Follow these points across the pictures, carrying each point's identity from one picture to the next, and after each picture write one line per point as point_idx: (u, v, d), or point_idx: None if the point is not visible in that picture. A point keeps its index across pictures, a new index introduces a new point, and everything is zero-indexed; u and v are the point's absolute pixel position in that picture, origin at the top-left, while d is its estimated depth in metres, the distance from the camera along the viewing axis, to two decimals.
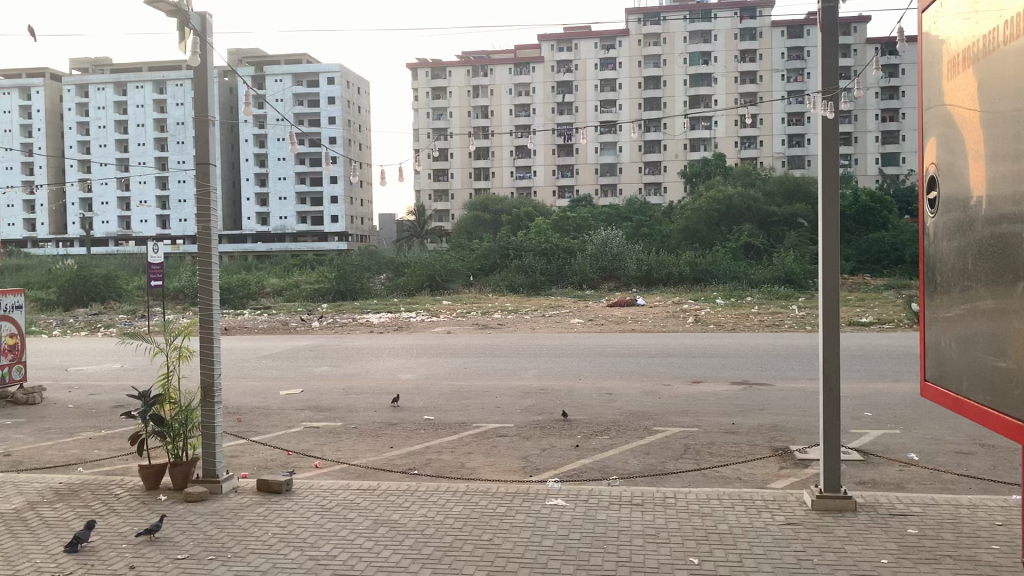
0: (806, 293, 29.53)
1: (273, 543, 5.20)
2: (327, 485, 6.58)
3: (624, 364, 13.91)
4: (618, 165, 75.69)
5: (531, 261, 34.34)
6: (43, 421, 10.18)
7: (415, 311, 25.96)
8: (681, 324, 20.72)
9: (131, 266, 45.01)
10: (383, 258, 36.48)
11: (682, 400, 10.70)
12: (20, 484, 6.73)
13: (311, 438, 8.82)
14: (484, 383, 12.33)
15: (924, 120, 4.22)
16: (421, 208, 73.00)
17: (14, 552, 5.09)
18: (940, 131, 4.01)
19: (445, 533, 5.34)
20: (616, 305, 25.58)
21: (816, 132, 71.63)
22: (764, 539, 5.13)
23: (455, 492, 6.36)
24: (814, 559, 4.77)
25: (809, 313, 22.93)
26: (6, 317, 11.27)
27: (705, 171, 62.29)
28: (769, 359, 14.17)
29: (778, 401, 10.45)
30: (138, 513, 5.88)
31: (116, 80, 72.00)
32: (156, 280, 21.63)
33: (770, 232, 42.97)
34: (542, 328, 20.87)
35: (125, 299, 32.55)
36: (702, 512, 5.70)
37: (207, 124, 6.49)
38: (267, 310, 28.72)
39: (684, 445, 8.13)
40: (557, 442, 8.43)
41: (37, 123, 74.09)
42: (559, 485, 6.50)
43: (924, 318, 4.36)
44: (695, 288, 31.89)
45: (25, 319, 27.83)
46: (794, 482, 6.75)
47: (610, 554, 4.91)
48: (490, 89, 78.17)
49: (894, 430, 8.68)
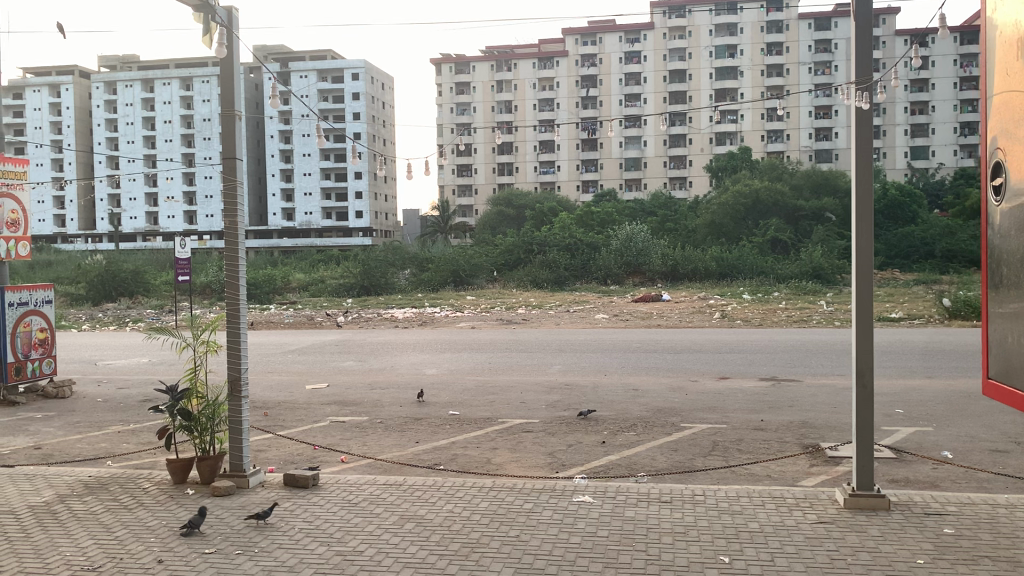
0: (834, 288, 29.21)
1: (299, 538, 5.19)
2: (354, 480, 6.57)
3: (650, 359, 13.82)
4: (643, 160, 75.35)
5: (555, 256, 34.24)
6: (72, 414, 10.29)
7: (439, 306, 26.06)
8: (708, 320, 20.63)
9: (159, 260, 45.65)
10: (406, 252, 36.61)
11: (709, 396, 10.59)
12: (50, 477, 6.78)
13: (337, 433, 8.83)
14: (509, 378, 12.30)
15: (991, 108, 4.20)
16: (444, 203, 72.93)
17: (45, 545, 5.11)
18: (1000, 122, 4.01)
19: (473, 529, 5.30)
20: (640, 301, 25.38)
21: (843, 125, 71.03)
22: (796, 537, 5.05)
23: (481, 488, 6.33)
24: (848, 560, 4.67)
25: (838, 308, 22.71)
26: (36, 312, 11.39)
27: (731, 164, 61.83)
28: (798, 355, 13.99)
29: (807, 398, 10.32)
30: (166, 507, 5.91)
31: (144, 77, 72.79)
32: (183, 276, 21.82)
33: (797, 226, 42.59)
34: (566, 323, 20.78)
35: (152, 293, 32.92)
36: (732, 510, 5.62)
37: (234, 119, 6.50)
38: (293, 305, 28.91)
39: (713, 442, 8.04)
40: (583, 439, 8.37)
41: (66, 120, 75.09)
42: (586, 482, 6.44)
43: (987, 313, 4.35)
44: (721, 284, 31.65)
45: (54, 313, 28.19)
46: (824, 480, 6.65)
47: (639, 551, 4.85)
48: (513, 84, 78.04)
49: (926, 428, 8.53)
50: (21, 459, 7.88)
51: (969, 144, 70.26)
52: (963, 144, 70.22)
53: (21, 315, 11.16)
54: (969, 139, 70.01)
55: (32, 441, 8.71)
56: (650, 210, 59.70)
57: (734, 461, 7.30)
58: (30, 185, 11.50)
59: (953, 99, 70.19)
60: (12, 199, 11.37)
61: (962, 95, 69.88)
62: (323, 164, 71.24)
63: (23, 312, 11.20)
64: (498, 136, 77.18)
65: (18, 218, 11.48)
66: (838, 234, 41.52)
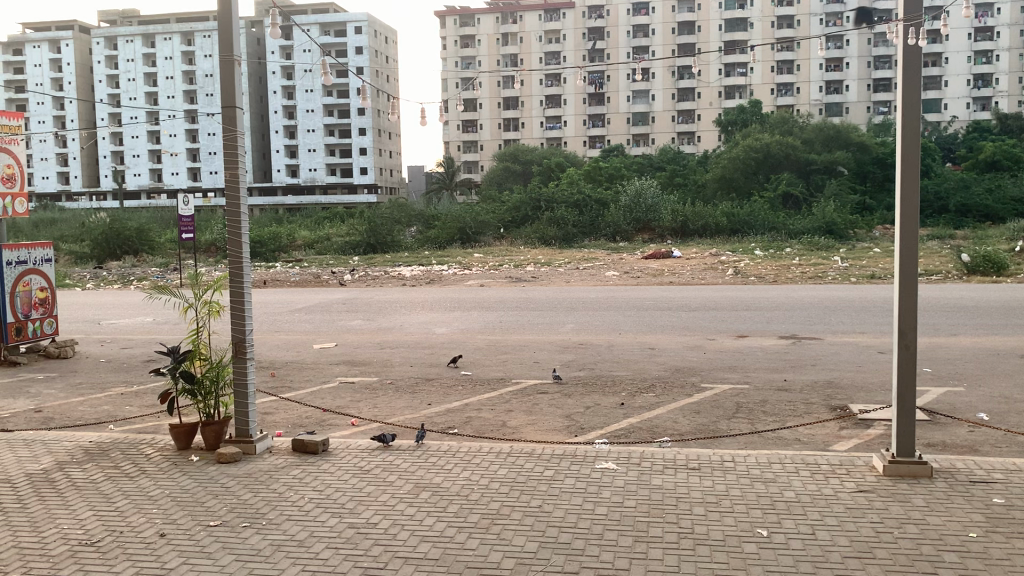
0: (849, 243, 28.86)
1: (310, 509, 4.91)
2: (366, 445, 6.27)
3: (667, 318, 13.41)
4: (651, 114, 74.32)
5: (564, 212, 33.69)
6: (74, 375, 10.06)
7: (447, 263, 25.69)
8: (721, 276, 20.22)
9: (164, 219, 45.39)
10: (412, 210, 36.19)
11: (728, 356, 10.25)
12: (50, 443, 6.51)
13: (345, 395, 8.58)
14: (521, 337, 12.00)
15: None
16: (450, 159, 72.14)
17: (42, 517, 4.84)
18: None
19: (490, 499, 5.01)
20: (650, 258, 24.89)
21: (855, 78, 70.53)
22: (836, 508, 4.75)
23: (499, 452, 6.04)
24: (897, 533, 4.37)
25: (854, 264, 22.18)
26: (35, 271, 11.05)
27: (741, 118, 60.83)
28: (819, 312, 13.62)
29: (830, 357, 10.00)
30: (170, 475, 5.64)
31: (144, 32, 71.71)
32: (187, 233, 21.39)
33: (809, 180, 42.23)
34: (577, 281, 20.33)
35: (157, 252, 32.38)
36: (766, 477, 5.32)
37: (233, 64, 6.10)
38: (300, 263, 28.54)
39: (736, 404, 7.75)
40: (600, 400, 8.09)
41: (67, 76, 74.32)
42: (607, 446, 6.16)
43: None
44: (733, 240, 31.16)
45: (56, 271, 27.85)
46: (857, 444, 6.36)
47: (671, 524, 4.56)
48: (519, 37, 76.41)
49: (958, 388, 8.23)
50: (21, 423, 7.62)
51: (982, 96, 69.08)
52: (976, 97, 69.01)
53: (20, 274, 10.84)
54: (983, 91, 68.89)
55: (32, 403, 8.45)
56: (659, 165, 59.12)
57: (761, 425, 6.98)
58: (25, 140, 11.05)
59: (967, 51, 68.88)
60: (7, 153, 10.94)
61: (976, 47, 68.67)
62: (326, 120, 70.69)
63: (22, 271, 10.87)
64: (503, 92, 75.83)
65: (14, 173, 11.07)
66: (849, 188, 41.23)
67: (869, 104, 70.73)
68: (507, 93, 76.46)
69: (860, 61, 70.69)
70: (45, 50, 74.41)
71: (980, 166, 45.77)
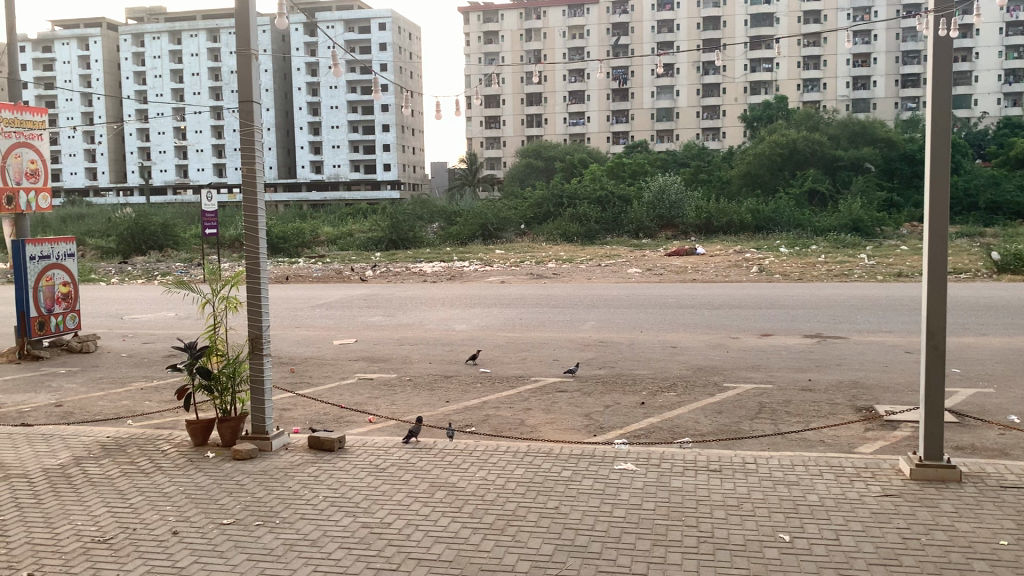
0: (875, 241, 28.46)
1: (324, 508, 4.86)
2: (383, 443, 6.21)
3: (689, 316, 13.26)
4: (675, 110, 73.85)
5: (586, 209, 33.50)
6: (96, 370, 10.10)
7: (468, 260, 25.70)
8: (746, 274, 19.98)
9: (188, 214, 45.71)
10: (434, 207, 36.14)
11: (751, 354, 10.09)
12: (68, 437, 6.51)
13: (364, 391, 8.56)
14: (542, 334, 11.90)
15: None
16: (473, 156, 72.19)
17: (56, 513, 4.82)
18: None
19: (507, 500, 4.93)
20: (673, 255, 24.65)
21: (882, 73, 69.65)
22: (862, 513, 4.62)
23: (516, 452, 5.95)
24: (923, 540, 4.23)
25: (880, 262, 21.81)
26: (59, 265, 11.12)
27: (766, 114, 60.34)
28: (845, 311, 13.39)
29: (855, 356, 9.84)
30: (185, 471, 5.62)
31: (171, 29, 72.29)
32: (210, 229, 21.49)
33: (836, 176, 41.86)
34: (599, 278, 20.20)
35: (182, 247, 32.62)
36: (788, 481, 5.19)
37: (250, 58, 6.05)
38: (322, 258, 28.70)
39: (759, 404, 7.62)
40: (621, 399, 7.97)
41: (95, 73, 75.17)
42: (626, 447, 6.07)
43: None
44: (757, 237, 30.91)
45: (82, 266, 28.16)
46: (883, 447, 6.21)
47: (689, 528, 4.45)
48: (543, 33, 76.21)
49: (988, 389, 8.04)
50: (41, 418, 7.65)
51: (1014, 92, 68.00)
52: (1007, 92, 67.96)
53: (43, 269, 10.90)
54: (1014, 87, 67.80)
55: (54, 398, 8.50)
56: (683, 161, 58.82)
57: (785, 426, 6.84)
58: (48, 135, 11.10)
59: (998, 46, 67.73)
60: (32, 148, 10.99)
61: (1007, 41, 67.52)
62: (350, 116, 70.85)
63: (45, 266, 10.93)
64: (526, 88, 75.57)
65: (38, 168, 11.14)
66: (877, 185, 40.87)
67: (896, 100, 69.87)
68: (530, 89, 76.20)
69: (888, 56, 69.72)
70: (73, 47, 75.30)
71: (1011, 163, 44.97)
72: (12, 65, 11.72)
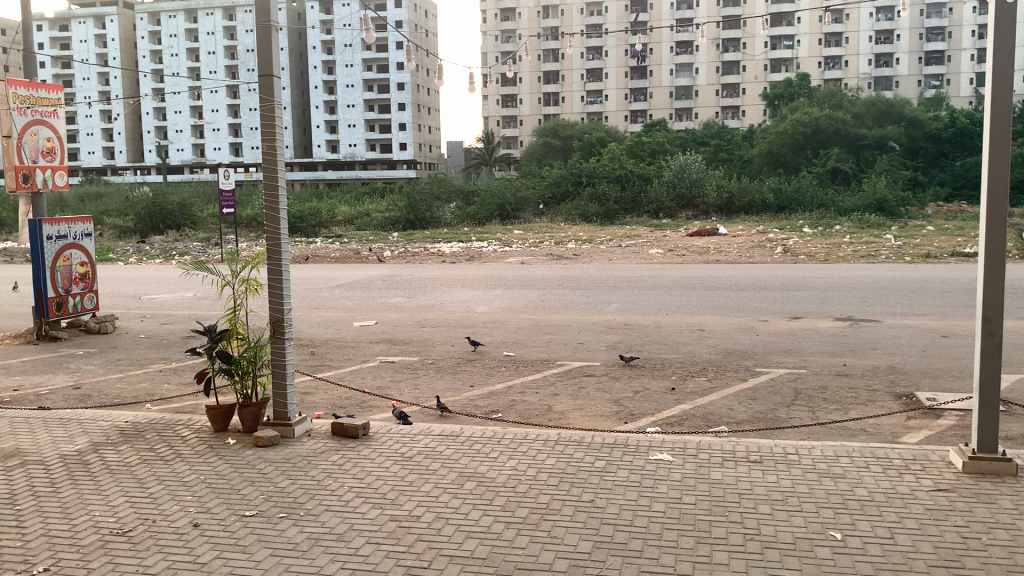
0: (900, 221, 27.94)
1: (350, 499, 4.67)
2: (407, 430, 6.03)
3: (715, 298, 12.94)
4: (694, 88, 73.20)
5: (605, 188, 33.17)
6: (113, 351, 9.96)
7: (486, 239, 25.50)
8: (770, 255, 19.65)
9: (205, 194, 45.68)
10: (452, 185, 35.88)
11: (782, 339, 9.80)
12: (86, 422, 6.35)
13: (387, 374, 8.38)
14: (564, 317, 11.67)
15: None
16: (489, 135, 71.68)
17: (72, 503, 4.66)
18: None
19: (539, 492, 4.73)
20: (695, 235, 24.27)
21: (906, 51, 68.70)
22: (915, 509, 4.38)
23: (545, 441, 5.74)
24: (984, 539, 4.00)
25: (907, 243, 21.41)
26: (75, 245, 10.95)
27: (787, 92, 59.57)
28: (875, 293, 13.08)
29: (892, 340, 9.54)
30: (206, 459, 5.43)
31: (187, 7, 72.02)
32: (228, 208, 21.30)
33: (859, 156, 41.38)
34: (619, 259, 19.91)
35: (199, 227, 32.52)
36: (834, 473, 4.95)
37: (271, 32, 5.81)
38: (339, 238, 28.50)
39: (794, 390, 7.35)
40: (650, 384, 7.75)
41: (112, 52, 75.22)
42: (659, 436, 5.85)
43: None
44: (779, 217, 30.65)
45: (101, 245, 28.29)
46: (929, 437, 5.95)
47: (734, 524, 4.23)
48: (560, 10, 75.24)
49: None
50: (59, 400, 7.50)
51: None
52: None
53: (61, 249, 10.74)
54: None
55: (72, 380, 8.37)
56: (702, 140, 58.29)
57: (823, 414, 6.58)
58: (64, 113, 10.87)
59: None
60: (47, 126, 10.80)
61: None
62: (366, 95, 70.65)
63: (62, 246, 10.78)
64: (544, 65, 74.82)
65: (54, 147, 10.97)
66: (901, 163, 40.52)
67: (920, 77, 68.99)
68: (548, 67, 75.43)
69: (912, 33, 68.42)
70: (90, 26, 75.32)
71: None
72: (27, 43, 11.49)
